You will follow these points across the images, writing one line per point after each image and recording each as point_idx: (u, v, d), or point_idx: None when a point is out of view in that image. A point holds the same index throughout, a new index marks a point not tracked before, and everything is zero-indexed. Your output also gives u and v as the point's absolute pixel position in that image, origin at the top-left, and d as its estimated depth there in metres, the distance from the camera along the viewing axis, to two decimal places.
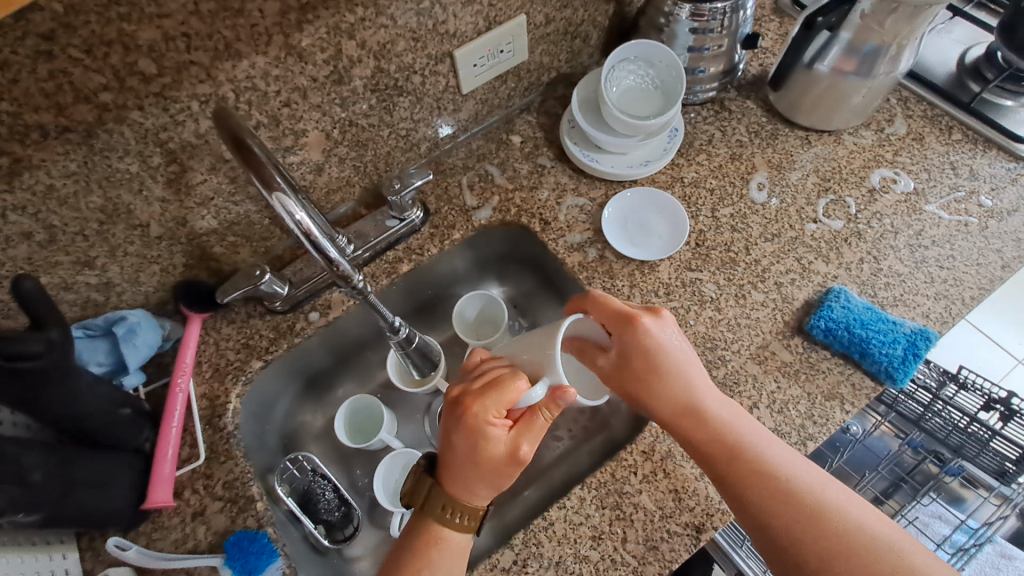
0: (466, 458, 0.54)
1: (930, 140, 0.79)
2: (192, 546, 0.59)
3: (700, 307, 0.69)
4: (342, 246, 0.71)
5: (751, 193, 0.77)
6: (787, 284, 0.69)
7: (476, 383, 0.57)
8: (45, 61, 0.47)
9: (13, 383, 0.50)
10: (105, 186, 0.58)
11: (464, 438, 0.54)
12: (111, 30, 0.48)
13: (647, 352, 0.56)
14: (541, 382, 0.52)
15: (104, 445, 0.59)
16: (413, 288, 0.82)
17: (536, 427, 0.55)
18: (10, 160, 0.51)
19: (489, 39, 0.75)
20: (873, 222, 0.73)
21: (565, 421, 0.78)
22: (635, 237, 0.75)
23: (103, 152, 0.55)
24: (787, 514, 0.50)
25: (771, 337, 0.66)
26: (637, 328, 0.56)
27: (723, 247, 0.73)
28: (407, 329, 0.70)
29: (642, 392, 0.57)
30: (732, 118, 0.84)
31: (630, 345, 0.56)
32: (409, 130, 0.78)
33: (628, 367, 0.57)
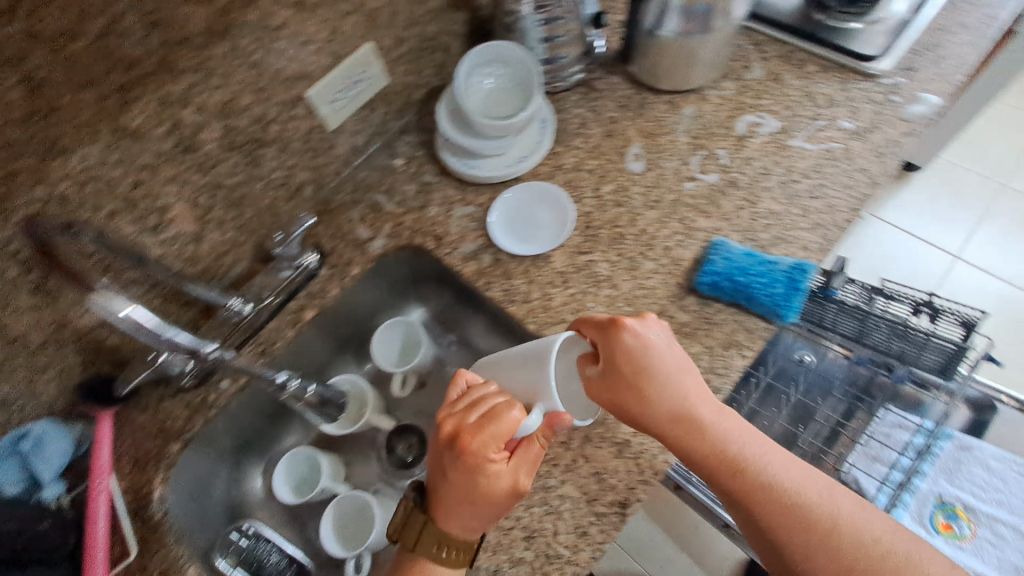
0: (463, 493, 0.53)
1: (787, 77, 0.81)
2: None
3: (597, 287, 0.70)
4: (237, 307, 0.71)
5: (628, 165, 0.79)
6: (675, 247, 0.71)
7: (470, 416, 0.54)
8: None
9: None
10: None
11: (464, 477, 0.52)
12: None
13: (633, 358, 0.53)
14: (536, 410, 0.52)
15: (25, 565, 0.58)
16: (331, 331, 0.82)
17: (533, 455, 0.53)
18: None
19: (341, 73, 0.75)
20: (745, 168, 0.75)
21: None
22: (525, 233, 0.76)
23: None
24: (783, 519, 0.50)
25: (667, 301, 0.68)
26: (620, 333, 0.54)
27: (610, 225, 0.74)
28: (295, 382, 0.72)
29: (631, 400, 0.53)
30: (601, 97, 0.86)
31: (610, 351, 0.54)
32: (285, 178, 0.77)
33: (614, 376, 0.54)
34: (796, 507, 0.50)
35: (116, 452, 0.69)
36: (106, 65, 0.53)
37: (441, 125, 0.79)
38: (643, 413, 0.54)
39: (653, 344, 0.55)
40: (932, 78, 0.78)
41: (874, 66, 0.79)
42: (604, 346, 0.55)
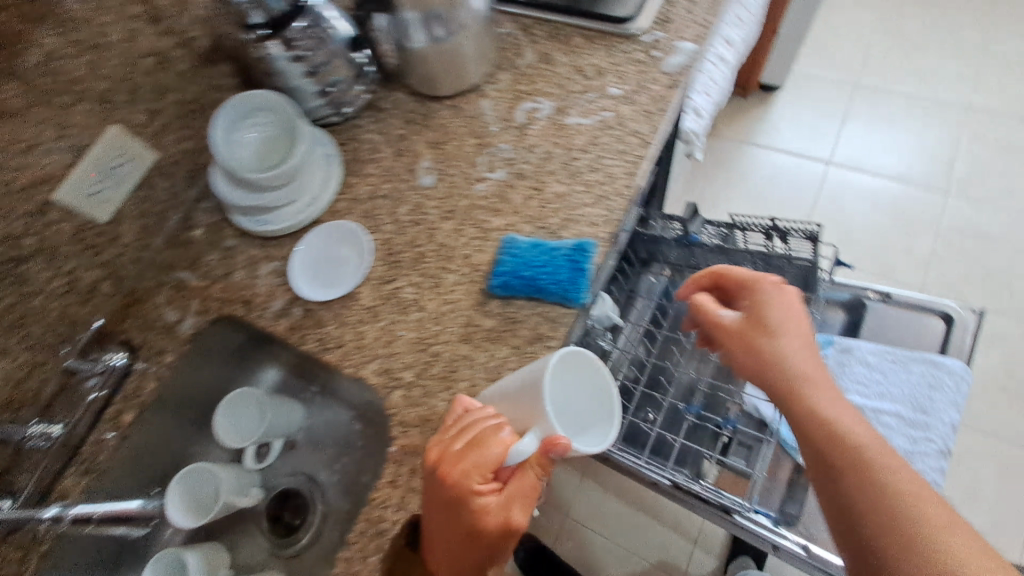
0: (453, 530, 0.54)
1: (557, 55, 0.82)
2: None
3: (405, 313, 0.69)
4: (40, 432, 0.70)
5: (419, 180, 0.78)
6: (472, 254, 0.71)
7: (465, 449, 0.54)
8: None
9: None
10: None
11: (449, 513, 0.54)
12: None
13: (773, 316, 0.69)
14: (530, 436, 0.51)
15: None
16: (171, 424, 0.79)
17: (526, 486, 0.53)
18: None
19: (89, 164, 0.71)
20: (528, 157, 0.75)
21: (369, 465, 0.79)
22: (329, 276, 0.74)
23: None
24: (865, 493, 0.54)
25: (472, 310, 0.68)
26: (784, 288, 0.70)
27: (410, 246, 0.74)
28: (59, 510, 0.66)
29: (771, 350, 0.67)
30: (387, 116, 0.84)
31: (765, 299, 0.71)
32: (68, 283, 0.73)
33: (756, 321, 0.70)
34: (887, 483, 0.54)
35: None
36: None
37: (222, 187, 0.76)
38: (762, 369, 0.67)
39: (783, 303, 0.70)
40: (687, 24, 0.80)
41: (632, 25, 0.80)
42: (715, 307, 0.73)
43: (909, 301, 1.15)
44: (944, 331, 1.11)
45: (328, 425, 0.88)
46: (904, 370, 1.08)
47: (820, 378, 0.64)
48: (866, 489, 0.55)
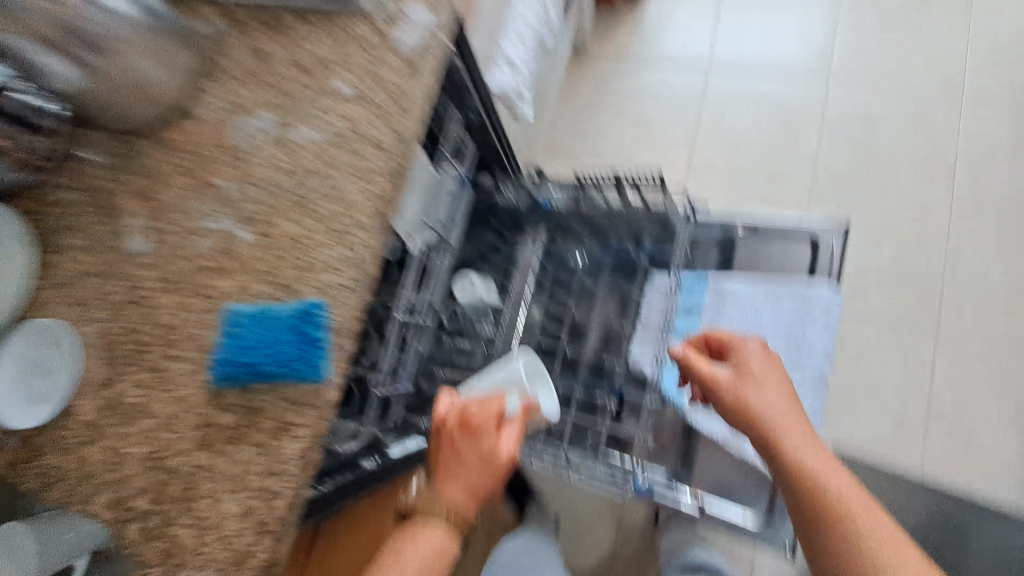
0: (473, 467, 0.80)
1: (269, 49, 0.66)
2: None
3: (132, 421, 0.57)
4: None
5: (127, 244, 0.61)
6: (199, 332, 0.59)
7: (480, 406, 0.84)
8: None
9: None
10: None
11: (473, 450, 0.81)
12: None
13: (753, 361, 0.79)
14: (514, 396, 0.89)
15: None
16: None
17: (517, 425, 0.85)
18: None
19: None
20: (248, 191, 0.62)
21: None
22: (41, 390, 0.57)
23: None
24: (839, 539, 0.65)
25: (207, 403, 0.57)
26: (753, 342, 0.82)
27: (127, 333, 0.59)
28: None
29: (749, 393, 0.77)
30: (71, 156, 0.63)
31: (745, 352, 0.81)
32: None
33: (743, 372, 0.79)
34: (854, 540, 0.64)
35: None
36: None
37: None
38: (743, 411, 0.76)
39: (760, 351, 0.80)
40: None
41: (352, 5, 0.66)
42: (707, 363, 0.80)
43: (778, 226, 1.07)
44: (810, 253, 1.06)
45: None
46: (772, 304, 1.03)
47: (801, 430, 0.73)
48: (834, 543, 0.65)
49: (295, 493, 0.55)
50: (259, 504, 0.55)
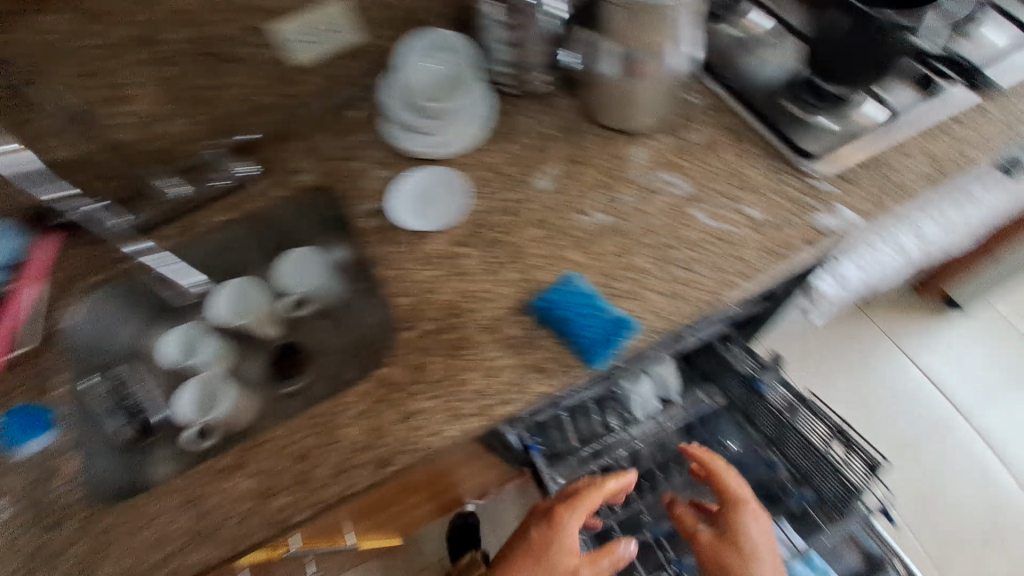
0: (539, 546, 0.77)
1: (722, 149, 0.79)
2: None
3: (454, 277, 0.76)
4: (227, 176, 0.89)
5: (515, 190, 0.80)
6: (541, 268, 0.74)
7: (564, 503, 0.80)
8: None
9: None
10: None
11: (539, 536, 0.78)
12: None
13: (740, 537, 0.83)
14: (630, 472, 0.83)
15: None
16: (243, 246, 0.94)
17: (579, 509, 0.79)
18: None
19: (316, 19, 0.84)
20: (638, 220, 0.75)
21: (352, 362, 0.96)
22: (421, 208, 0.81)
23: None
24: None
25: (507, 312, 0.72)
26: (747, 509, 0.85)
27: (494, 228, 0.78)
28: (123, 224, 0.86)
29: (734, 564, 0.82)
30: (552, 113, 0.87)
31: (735, 523, 0.85)
32: (248, 98, 0.90)
33: (724, 541, 0.84)
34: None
35: (23, 321, 0.82)
36: None
37: (405, 114, 0.84)
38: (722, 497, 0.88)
39: (727, 468, 0.90)
40: (868, 197, 0.73)
41: (808, 164, 0.75)
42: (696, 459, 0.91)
43: None
44: None
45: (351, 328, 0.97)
46: None
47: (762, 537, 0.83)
48: None
49: (474, 391, 0.68)
50: (477, 406, 0.67)
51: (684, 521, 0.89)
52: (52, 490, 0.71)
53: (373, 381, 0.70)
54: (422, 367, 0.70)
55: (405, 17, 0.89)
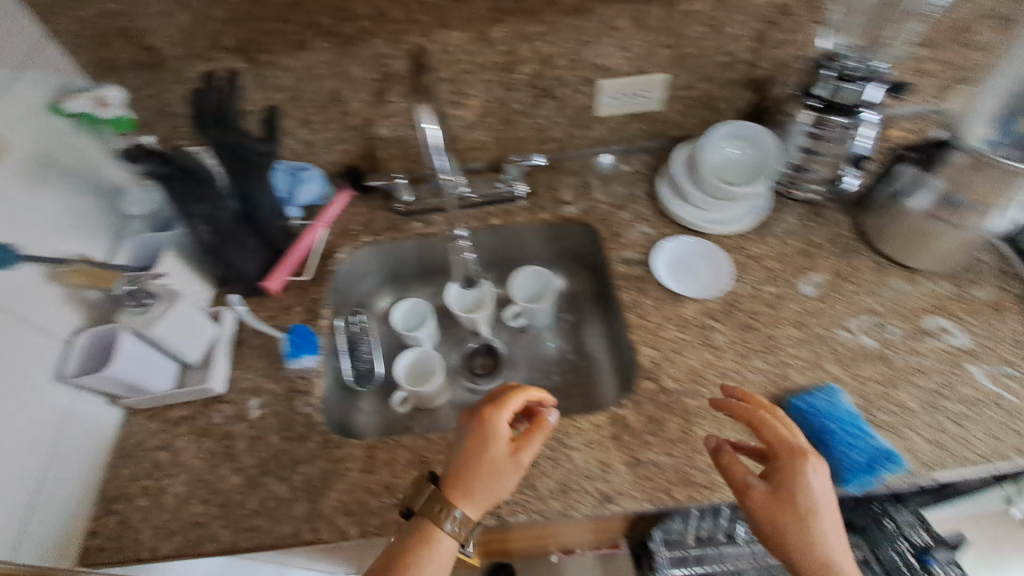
0: (473, 456, 0.59)
1: (1009, 315, 0.79)
2: (236, 347, 0.84)
3: (702, 347, 0.78)
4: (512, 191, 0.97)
5: (777, 286, 0.83)
6: (794, 368, 0.76)
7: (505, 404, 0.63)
8: (377, 59, 0.81)
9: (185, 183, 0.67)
10: (339, 56, 0.80)
11: (477, 441, 0.60)
12: (388, 29, 0.77)
13: (806, 492, 0.57)
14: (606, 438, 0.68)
15: (232, 262, 0.84)
16: (485, 249, 1.03)
17: (534, 442, 0.60)
18: (302, 65, 0.81)
19: (637, 82, 0.90)
20: (906, 356, 0.76)
21: (542, 386, 1.02)
22: (680, 273, 0.85)
23: (347, 77, 0.84)
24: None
25: (755, 399, 0.74)
26: (805, 463, 0.59)
27: (750, 313, 0.81)
28: (409, 200, 0.97)
29: (789, 526, 0.56)
30: (821, 223, 0.90)
31: (790, 477, 0.58)
32: (545, 128, 0.97)
33: (783, 497, 0.57)
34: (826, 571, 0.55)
35: (305, 253, 0.94)
36: (488, 5, 0.76)
37: (687, 183, 0.89)
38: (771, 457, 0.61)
39: (778, 423, 0.64)
40: None
41: None
42: (759, 425, 0.64)
43: None
44: None
45: (549, 352, 1.05)
46: None
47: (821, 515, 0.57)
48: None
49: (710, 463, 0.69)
50: (710, 479, 0.68)
51: (771, 427, 0.63)
52: (299, 406, 0.78)
53: (609, 415, 0.73)
54: (657, 421, 0.72)
55: (701, 99, 0.95)
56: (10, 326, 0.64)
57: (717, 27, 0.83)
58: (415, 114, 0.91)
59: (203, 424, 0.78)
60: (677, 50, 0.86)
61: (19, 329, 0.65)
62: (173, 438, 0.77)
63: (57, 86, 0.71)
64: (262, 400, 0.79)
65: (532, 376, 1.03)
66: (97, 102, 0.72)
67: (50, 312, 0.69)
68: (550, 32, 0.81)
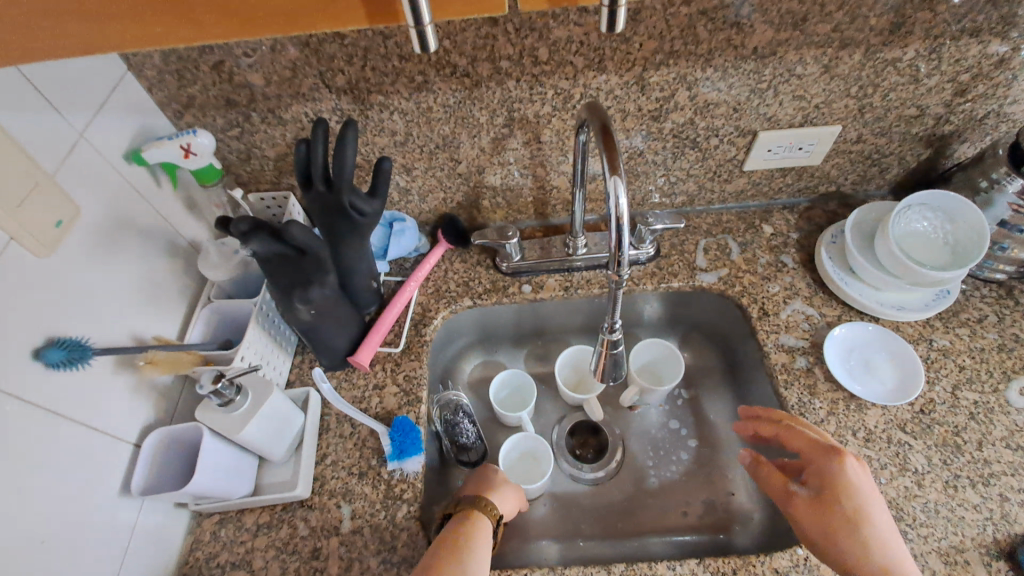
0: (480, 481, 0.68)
1: None
2: (323, 434, 0.68)
3: (898, 471, 0.64)
4: (637, 254, 0.83)
5: (980, 392, 0.69)
6: (1016, 504, 0.62)
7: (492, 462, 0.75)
8: (508, 101, 0.68)
9: (295, 259, 0.55)
10: (464, 99, 0.67)
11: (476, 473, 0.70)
12: (529, 69, 0.65)
13: (850, 491, 0.56)
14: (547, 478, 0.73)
15: (325, 338, 0.68)
16: (595, 313, 0.88)
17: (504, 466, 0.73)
18: (418, 107, 0.68)
19: (798, 134, 0.75)
20: None
21: (659, 476, 0.83)
22: (855, 369, 0.72)
23: (466, 119, 0.70)
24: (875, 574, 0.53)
25: (973, 545, 0.59)
26: (841, 462, 0.57)
27: (951, 428, 0.67)
28: (518, 260, 0.84)
29: (838, 529, 0.55)
30: (1017, 311, 0.75)
31: (832, 480, 0.57)
32: (678, 181, 0.82)
33: (827, 499, 0.56)
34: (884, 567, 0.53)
35: (397, 318, 0.79)
36: (653, 43, 0.63)
37: (861, 257, 0.75)
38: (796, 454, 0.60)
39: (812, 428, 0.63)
40: None
41: None
42: (781, 427, 0.63)
43: None
44: None
45: (662, 431, 0.86)
46: None
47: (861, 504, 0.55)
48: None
49: None
50: None
51: (799, 433, 0.61)
52: (401, 519, 0.62)
53: (791, 558, 0.59)
54: None
55: (867, 154, 0.80)
56: (75, 435, 0.51)
57: (918, 77, 0.69)
58: (534, 162, 0.78)
59: (286, 536, 0.62)
60: (862, 102, 0.72)
61: (85, 437, 0.52)
62: (249, 554, 0.61)
63: (132, 132, 0.60)
64: (356, 508, 0.63)
65: (642, 464, 0.84)
66: (184, 151, 0.61)
67: (120, 410, 0.56)
68: (717, 78, 0.67)
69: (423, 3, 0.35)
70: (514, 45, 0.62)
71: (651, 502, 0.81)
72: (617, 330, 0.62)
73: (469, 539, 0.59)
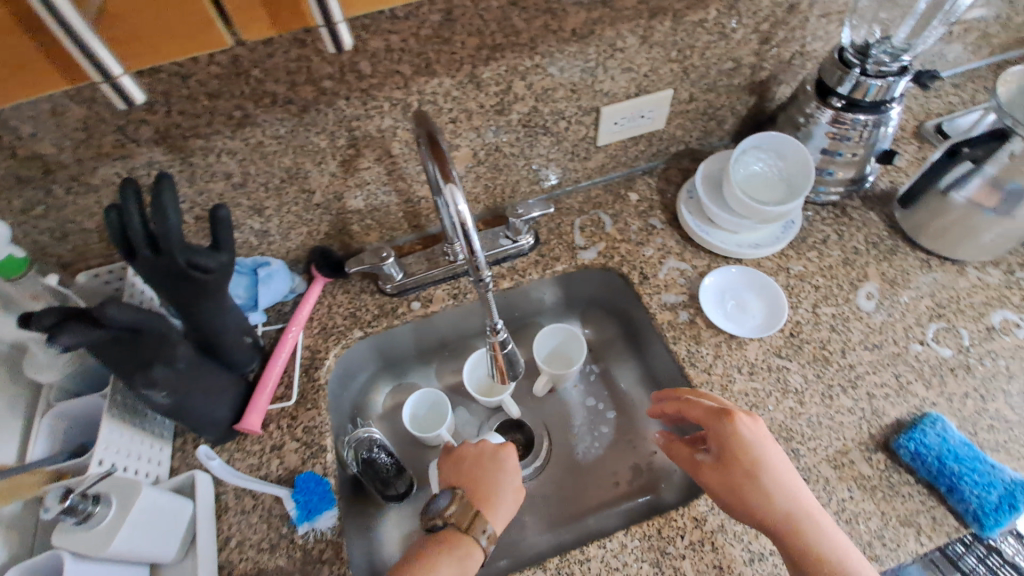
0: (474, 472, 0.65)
1: None
2: (222, 515, 0.62)
3: (782, 395, 0.69)
4: (519, 245, 0.84)
5: (835, 305, 0.76)
6: (880, 398, 0.69)
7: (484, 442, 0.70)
8: (344, 120, 0.65)
9: (123, 339, 0.48)
10: (296, 127, 0.63)
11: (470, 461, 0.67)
12: (357, 85, 0.62)
13: (747, 447, 0.59)
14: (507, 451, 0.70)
15: (201, 413, 0.62)
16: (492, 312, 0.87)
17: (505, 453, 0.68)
18: (248, 144, 0.63)
19: (637, 103, 0.79)
20: (985, 359, 0.72)
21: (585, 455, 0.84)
22: (731, 312, 0.77)
23: (305, 148, 0.66)
24: (784, 521, 0.56)
25: (853, 445, 0.66)
26: (735, 423, 0.61)
27: (818, 343, 0.73)
28: (402, 279, 0.81)
29: (743, 486, 0.58)
30: (852, 226, 0.84)
31: (729, 442, 0.60)
32: (540, 167, 0.83)
33: (728, 460, 0.60)
34: (790, 513, 0.56)
35: (285, 368, 0.74)
36: (476, 41, 0.63)
37: (715, 206, 0.80)
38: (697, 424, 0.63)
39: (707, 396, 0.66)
40: None
41: None
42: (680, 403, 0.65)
43: None
44: None
45: (580, 410, 0.88)
46: None
47: (759, 458, 0.59)
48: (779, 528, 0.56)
49: None
50: None
51: (696, 404, 0.64)
52: None
53: (707, 502, 0.63)
54: None
55: (703, 110, 0.86)
56: None
57: (726, 32, 0.74)
58: (392, 177, 0.75)
59: None
60: (684, 64, 0.76)
61: None
62: None
63: None
64: None
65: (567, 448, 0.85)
66: None
67: None
68: (547, 62, 0.68)
69: (107, 58, 0.37)
70: (332, 63, 0.58)
71: (581, 483, 0.82)
72: (501, 328, 0.62)
73: (449, 553, 0.57)
